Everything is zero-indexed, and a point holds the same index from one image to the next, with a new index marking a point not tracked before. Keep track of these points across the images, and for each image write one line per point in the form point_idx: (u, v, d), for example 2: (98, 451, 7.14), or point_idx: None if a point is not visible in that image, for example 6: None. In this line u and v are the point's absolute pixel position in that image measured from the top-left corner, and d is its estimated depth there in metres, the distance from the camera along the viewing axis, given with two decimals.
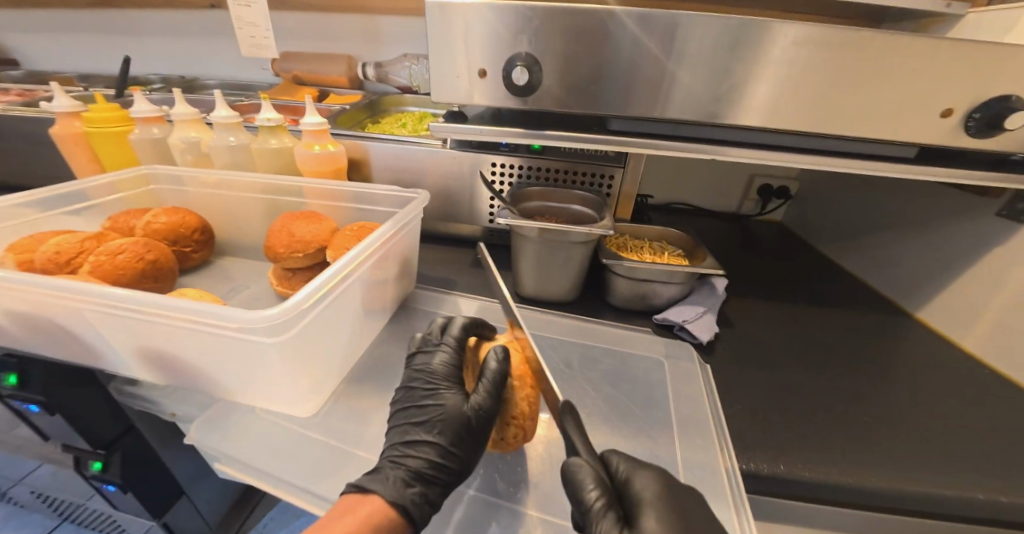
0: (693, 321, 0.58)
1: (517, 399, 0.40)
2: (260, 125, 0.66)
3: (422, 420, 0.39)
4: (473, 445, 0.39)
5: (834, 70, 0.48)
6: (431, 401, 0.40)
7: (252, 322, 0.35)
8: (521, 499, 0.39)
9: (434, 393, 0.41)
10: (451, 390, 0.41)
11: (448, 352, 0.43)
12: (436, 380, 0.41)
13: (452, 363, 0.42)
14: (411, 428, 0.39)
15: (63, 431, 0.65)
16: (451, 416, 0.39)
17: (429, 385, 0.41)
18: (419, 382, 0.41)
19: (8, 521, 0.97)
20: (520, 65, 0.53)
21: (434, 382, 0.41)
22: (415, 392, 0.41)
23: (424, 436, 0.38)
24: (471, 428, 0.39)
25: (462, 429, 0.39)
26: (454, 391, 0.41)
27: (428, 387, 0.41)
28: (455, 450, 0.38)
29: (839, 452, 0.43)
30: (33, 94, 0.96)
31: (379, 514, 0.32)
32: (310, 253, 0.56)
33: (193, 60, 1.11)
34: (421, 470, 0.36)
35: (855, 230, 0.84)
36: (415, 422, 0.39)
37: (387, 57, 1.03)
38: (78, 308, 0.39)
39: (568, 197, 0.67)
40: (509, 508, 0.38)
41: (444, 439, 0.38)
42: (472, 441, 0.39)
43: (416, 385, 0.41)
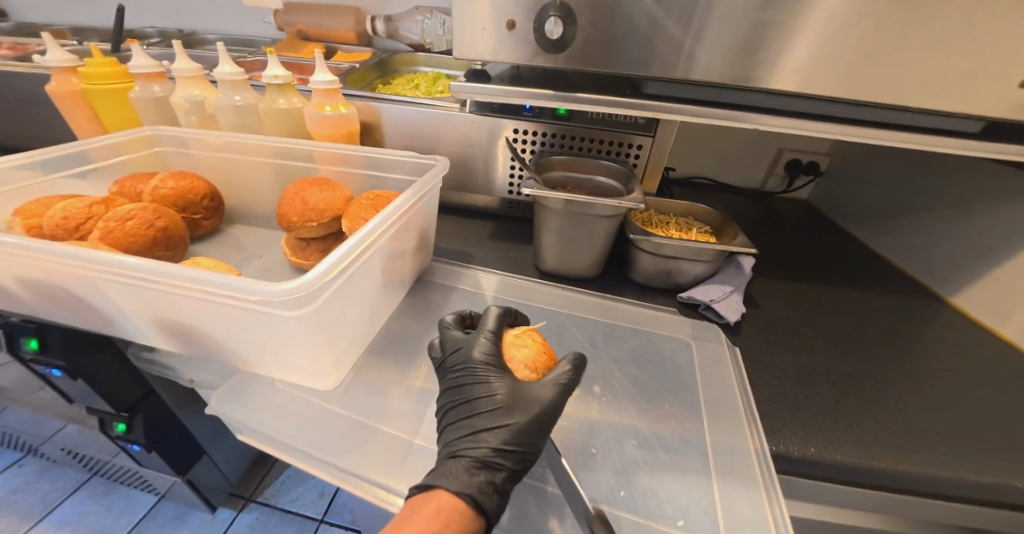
0: (720, 300, 0.56)
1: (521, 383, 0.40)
2: (268, 84, 0.62)
3: (475, 412, 0.37)
4: (535, 433, 0.36)
5: (906, 28, 0.43)
6: (480, 391, 0.38)
7: (273, 296, 0.33)
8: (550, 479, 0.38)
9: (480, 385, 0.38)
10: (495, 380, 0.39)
11: (487, 342, 0.40)
12: (480, 371, 0.39)
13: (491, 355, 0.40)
14: (464, 423, 0.37)
15: (86, 394, 0.66)
16: (506, 404, 0.37)
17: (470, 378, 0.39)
18: (465, 376, 0.39)
19: (41, 474, 1.01)
20: (554, 15, 0.48)
21: (480, 376, 0.39)
22: (460, 386, 0.39)
23: (483, 427, 0.36)
24: (530, 416, 0.36)
25: (522, 420, 0.36)
26: (500, 382, 0.39)
27: (472, 376, 0.39)
28: (519, 441, 0.36)
29: (873, 437, 0.42)
30: (27, 46, 0.91)
31: (449, 509, 0.31)
32: (325, 222, 0.53)
33: (190, 12, 1.05)
34: (485, 462, 0.35)
35: (889, 206, 0.80)
36: (465, 416, 0.38)
37: (397, 10, 0.96)
38: (87, 276, 0.38)
39: (592, 168, 0.64)
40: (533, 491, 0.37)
41: (506, 431, 0.36)
42: (533, 429, 0.36)
43: (459, 379, 0.39)
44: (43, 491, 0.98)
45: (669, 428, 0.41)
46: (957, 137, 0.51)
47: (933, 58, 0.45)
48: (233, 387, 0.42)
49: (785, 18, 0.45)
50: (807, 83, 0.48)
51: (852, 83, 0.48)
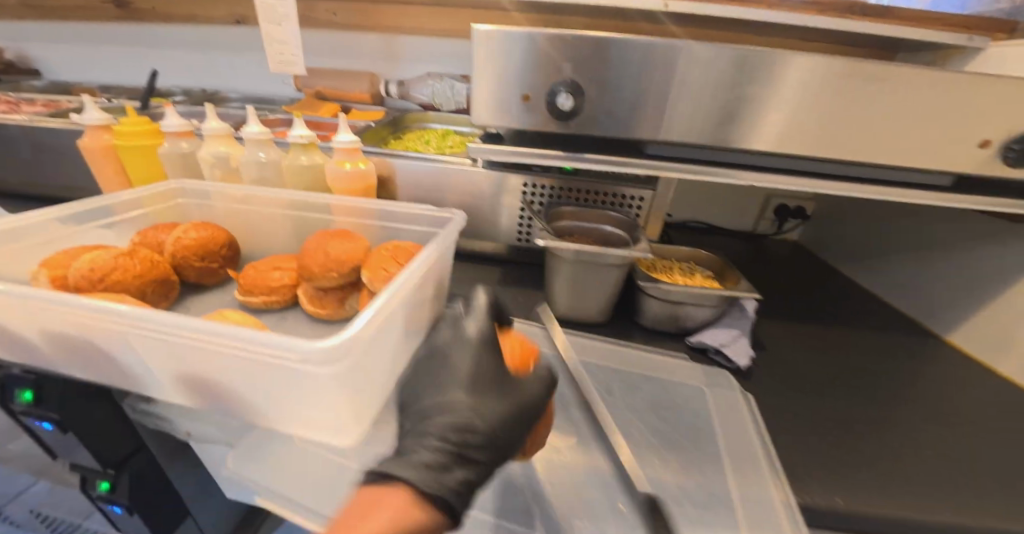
0: (730, 345, 0.57)
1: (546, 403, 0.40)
2: (293, 143, 0.66)
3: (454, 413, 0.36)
4: (512, 423, 0.37)
5: (873, 103, 0.49)
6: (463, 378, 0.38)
7: (308, 353, 0.34)
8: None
9: (459, 385, 0.38)
10: (471, 392, 0.38)
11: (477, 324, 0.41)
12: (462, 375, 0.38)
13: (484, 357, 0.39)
14: (433, 418, 0.36)
15: (74, 449, 0.62)
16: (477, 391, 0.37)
17: (456, 375, 0.39)
18: (441, 377, 0.39)
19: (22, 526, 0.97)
20: (565, 91, 0.53)
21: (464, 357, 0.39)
22: (438, 383, 0.39)
23: (461, 411, 0.36)
24: (507, 420, 0.37)
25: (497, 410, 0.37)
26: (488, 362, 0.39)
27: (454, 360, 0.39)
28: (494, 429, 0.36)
29: (894, 485, 0.42)
30: (59, 104, 0.96)
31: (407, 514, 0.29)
32: (345, 272, 0.55)
33: (214, 73, 1.12)
34: (457, 460, 0.33)
35: (876, 253, 0.84)
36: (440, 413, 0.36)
37: (409, 73, 1.04)
38: (121, 332, 0.38)
39: (599, 219, 0.68)
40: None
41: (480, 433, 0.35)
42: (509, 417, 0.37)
43: (440, 376, 0.39)
44: None
45: (693, 480, 0.41)
46: (936, 190, 0.55)
47: (904, 124, 0.50)
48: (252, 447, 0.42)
49: (767, 92, 0.50)
50: (796, 146, 0.53)
51: (836, 146, 0.53)
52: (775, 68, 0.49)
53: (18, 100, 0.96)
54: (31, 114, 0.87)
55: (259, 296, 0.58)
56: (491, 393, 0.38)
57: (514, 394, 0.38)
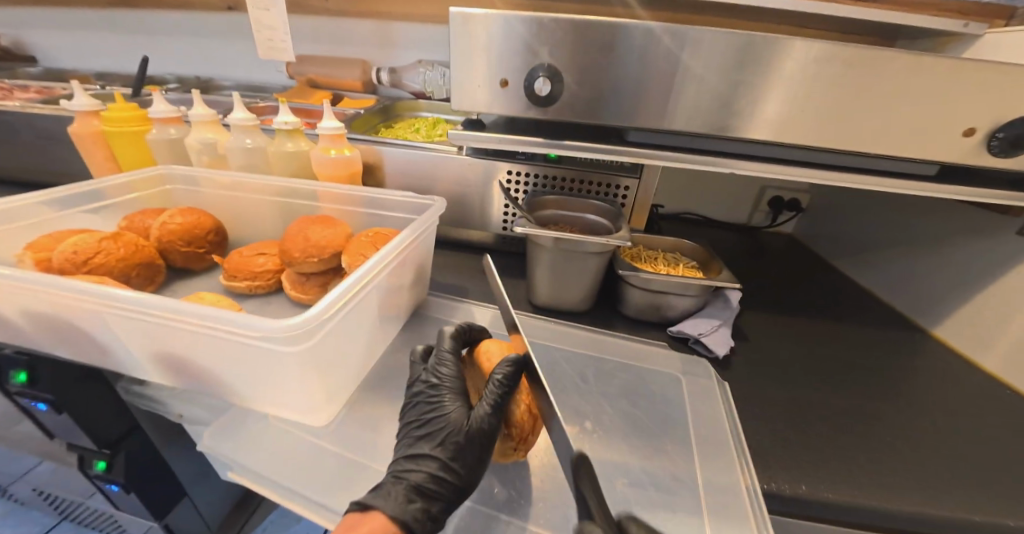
0: (709, 334, 0.57)
1: (518, 410, 0.40)
2: (278, 129, 0.67)
3: (428, 430, 0.40)
4: (475, 459, 0.39)
5: (854, 88, 0.49)
6: (435, 421, 0.40)
7: (270, 332, 0.34)
8: (527, 514, 0.38)
9: (435, 405, 0.41)
10: (455, 403, 0.41)
11: (453, 365, 0.43)
12: (441, 395, 0.42)
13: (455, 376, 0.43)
14: (415, 440, 0.40)
15: (69, 429, 0.64)
16: (446, 431, 0.39)
17: (434, 394, 0.42)
18: (423, 395, 0.42)
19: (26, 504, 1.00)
20: (544, 76, 0.53)
21: (440, 396, 0.42)
22: (417, 403, 0.42)
23: (428, 453, 0.39)
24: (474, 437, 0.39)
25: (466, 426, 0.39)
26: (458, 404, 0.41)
27: (434, 397, 0.42)
28: (460, 462, 0.39)
29: (862, 473, 0.42)
30: (53, 91, 0.97)
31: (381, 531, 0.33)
32: (326, 257, 0.56)
33: (208, 61, 1.12)
34: (423, 484, 0.37)
35: (868, 246, 0.83)
36: (418, 434, 0.40)
37: (401, 61, 1.03)
38: (94, 311, 0.39)
39: (583, 207, 0.67)
40: (507, 515, 0.38)
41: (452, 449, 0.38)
42: (474, 454, 0.39)
43: (419, 395, 0.42)
44: None
45: (660, 466, 0.41)
46: (921, 180, 0.54)
47: (886, 111, 0.49)
48: (232, 423, 0.43)
49: (747, 78, 0.50)
50: (775, 133, 0.53)
51: (819, 133, 0.52)
52: (756, 52, 0.48)
53: (13, 87, 0.96)
54: (25, 100, 0.88)
55: (243, 281, 0.59)
56: (461, 407, 0.41)
57: (485, 408, 0.40)
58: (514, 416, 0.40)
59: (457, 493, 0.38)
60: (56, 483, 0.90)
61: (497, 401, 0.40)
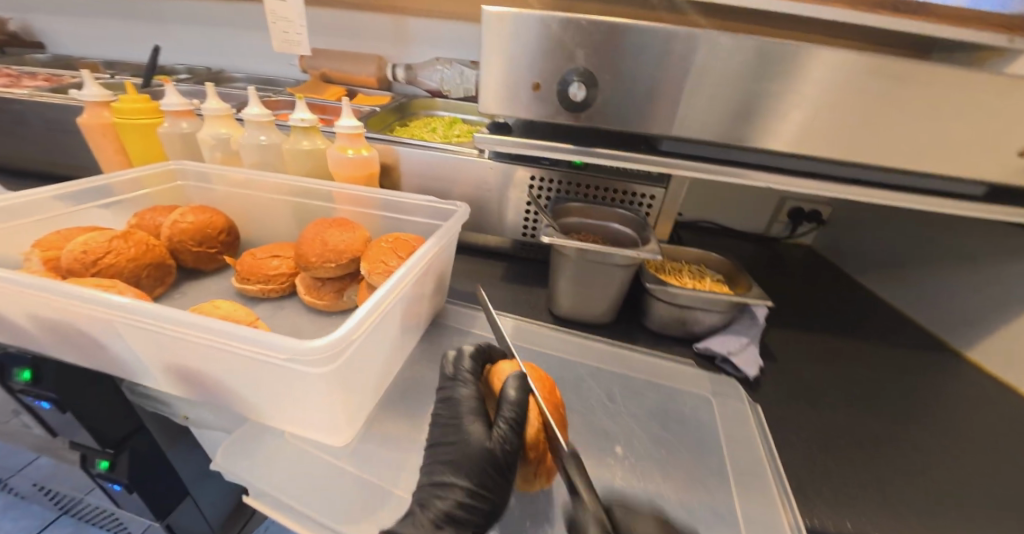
0: (738, 353, 0.55)
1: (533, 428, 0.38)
2: (294, 126, 0.64)
3: (449, 455, 0.38)
4: (503, 482, 0.37)
5: (905, 104, 0.46)
6: (457, 444, 0.38)
7: (297, 352, 0.32)
8: None
9: (457, 427, 0.39)
10: (475, 422, 0.38)
11: (471, 384, 0.41)
12: (461, 417, 0.39)
13: (476, 396, 0.40)
14: (438, 467, 0.37)
15: (72, 428, 0.62)
16: (468, 456, 0.36)
17: (455, 416, 0.39)
18: (447, 418, 0.39)
19: (26, 498, 0.99)
20: (577, 81, 0.50)
21: (461, 417, 0.39)
22: (439, 426, 0.39)
23: (452, 478, 0.36)
24: (498, 463, 0.37)
25: (489, 451, 0.37)
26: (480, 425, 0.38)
27: (453, 418, 0.39)
28: (485, 487, 0.36)
29: (907, 509, 0.40)
30: (61, 79, 0.94)
31: None
32: (344, 263, 0.54)
33: (219, 51, 1.09)
34: (451, 515, 0.34)
35: (895, 261, 0.81)
36: (441, 460, 0.38)
37: (417, 58, 1.01)
38: (108, 321, 0.37)
39: (607, 216, 0.65)
40: None
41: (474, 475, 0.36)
42: (500, 479, 0.37)
43: (440, 418, 0.39)
44: (8, 528, 0.99)
45: (696, 497, 0.39)
46: (965, 200, 0.52)
47: (936, 129, 0.47)
48: (244, 441, 0.41)
49: (791, 90, 0.47)
50: (817, 148, 0.50)
51: (864, 149, 0.50)
52: (805, 64, 0.46)
53: (20, 74, 0.94)
54: (33, 88, 0.86)
55: (256, 284, 0.57)
56: (482, 428, 0.38)
57: (504, 429, 0.37)
58: (529, 435, 0.38)
59: (485, 517, 0.36)
60: (56, 479, 0.88)
61: (514, 419, 0.37)
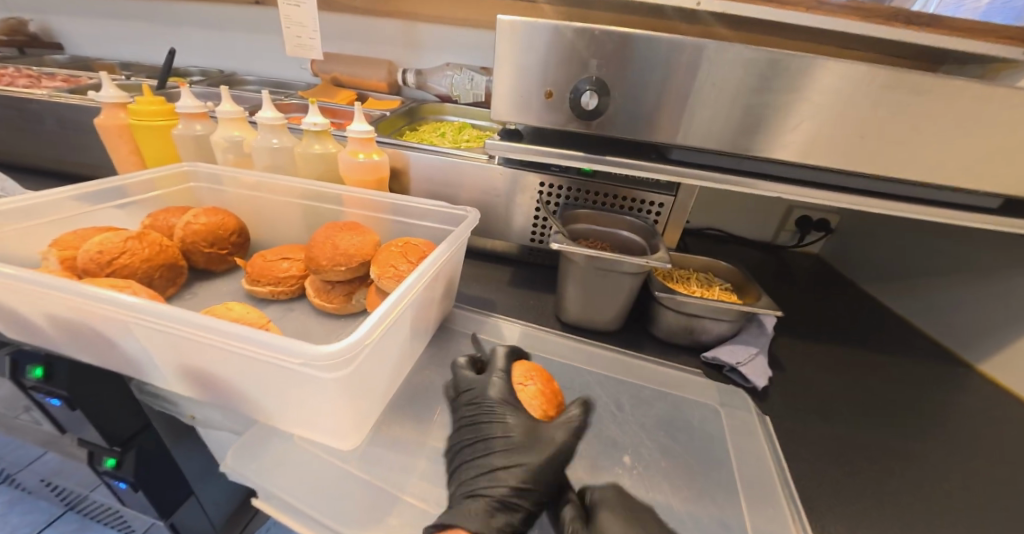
0: (747, 363, 0.55)
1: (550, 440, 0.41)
2: (306, 130, 0.65)
3: (486, 446, 0.40)
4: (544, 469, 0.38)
5: (919, 117, 0.46)
6: (494, 434, 0.40)
7: (311, 356, 0.32)
8: None
9: (488, 418, 0.41)
10: (506, 412, 0.42)
11: (499, 381, 0.44)
12: (494, 410, 0.42)
13: (503, 389, 0.43)
14: (479, 458, 0.39)
15: (80, 425, 0.62)
16: (507, 443, 0.39)
17: (484, 408, 0.42)
18: (480, 414, 0.41)
19: (34, 493, 1.00)
20: (589, 89, 0.50)
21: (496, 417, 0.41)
22: (469, 422, 0.41)
23: (496, 464, 0.38)
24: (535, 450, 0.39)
25: (522, 437, 0.40)
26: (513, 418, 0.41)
27: (480, 413, 0.42)
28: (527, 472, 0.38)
29: (920, 526, 0.40)
30: (79, 80, 0.96)
31: None
32: (354, 267, 0.54)
33: (232, 54, 1.11)
34: (503, 499, 0.36)
35: (906, 273, 0.80)
36: (479, 451, 0.39)
37: (427, 63, 1.02)
38: (124, 321, 0.37)
39: (615, 223, 0.65)
40: None
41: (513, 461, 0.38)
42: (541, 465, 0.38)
43: (470, 413, 0.42)
44: (14, 523, 1.00)
45: (705, 510, 0.39)
46: (979, 212, 0.52)
47: (951, 142, 0.47)
48: (253, 443, 0.41)
49: (804, 101, 0.47)
50: (829, 159, 0.50)
51: (877, 160, 0.49)
52: (818, 76, 0.46)
53: (39, 74, 0.96)
54: (51, 89, 0.88)
55: (266, 286, 0.57)
56: (513, 418, 0.41)
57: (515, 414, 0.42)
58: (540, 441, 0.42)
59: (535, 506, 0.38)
60: (63, 474, 0.89)
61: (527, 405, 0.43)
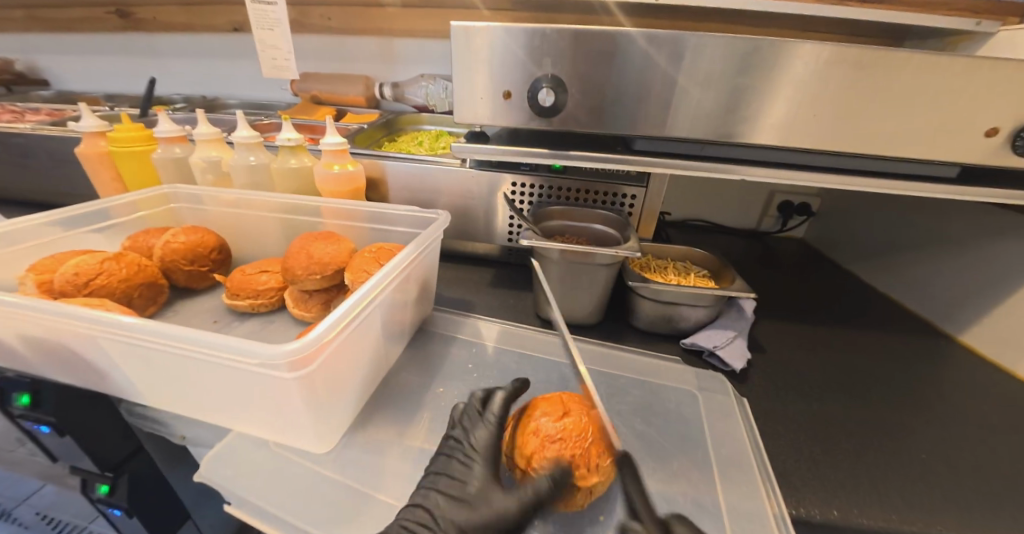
0: (724, 346, 0.55)
1: None
2: (281, 146, 0.67)
3: (445, 489, 0.37)
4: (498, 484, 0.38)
5: (869, 91, 0.47)
6: (460, 483, 0.37)
7: (272, 356, 0.33)
8: None
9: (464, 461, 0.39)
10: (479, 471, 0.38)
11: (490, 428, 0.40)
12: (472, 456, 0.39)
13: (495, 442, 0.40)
14: (440, 489, 0.37)
15: (71, 453, 0.60)
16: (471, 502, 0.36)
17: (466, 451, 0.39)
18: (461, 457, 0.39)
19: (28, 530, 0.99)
20: (547, 86, 0.52)
21: (476, 425, 0.41)
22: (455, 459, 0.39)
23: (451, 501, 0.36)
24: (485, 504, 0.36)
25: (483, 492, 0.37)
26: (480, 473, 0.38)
27: (462, 459, 0.39)
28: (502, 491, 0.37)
29: (898, 496, 0.39)
30: (63, 113, 0.98)
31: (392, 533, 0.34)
32: (329, 275, 0.55)
33: (213, 80, 1.14)
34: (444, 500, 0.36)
35: (885, 249, 0.81)
36: (444, 487, 0.37)
37: (403, 75, 1.04)
38: (93, 335, 0.38)
39: (590, 217, 0.66)
40: None
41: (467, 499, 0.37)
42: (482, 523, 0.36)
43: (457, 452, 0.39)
44: None
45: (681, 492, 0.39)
46: (939, 182, 0.53)
47: (906, 113, 0.47)
48: (228, 452, 0.41)
49: (757, 86, 0.49)
50: (789, 138, 0.51)
51: (833, 137, 0.50)
52: (767, 56, 0.47)
53: (25, 110, 0.98)
54: (35, 123, 0.90)
55: (246, 299, 0.58)
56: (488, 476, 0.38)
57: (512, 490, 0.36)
58: None
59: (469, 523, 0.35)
60: (60, 507, 0.89)
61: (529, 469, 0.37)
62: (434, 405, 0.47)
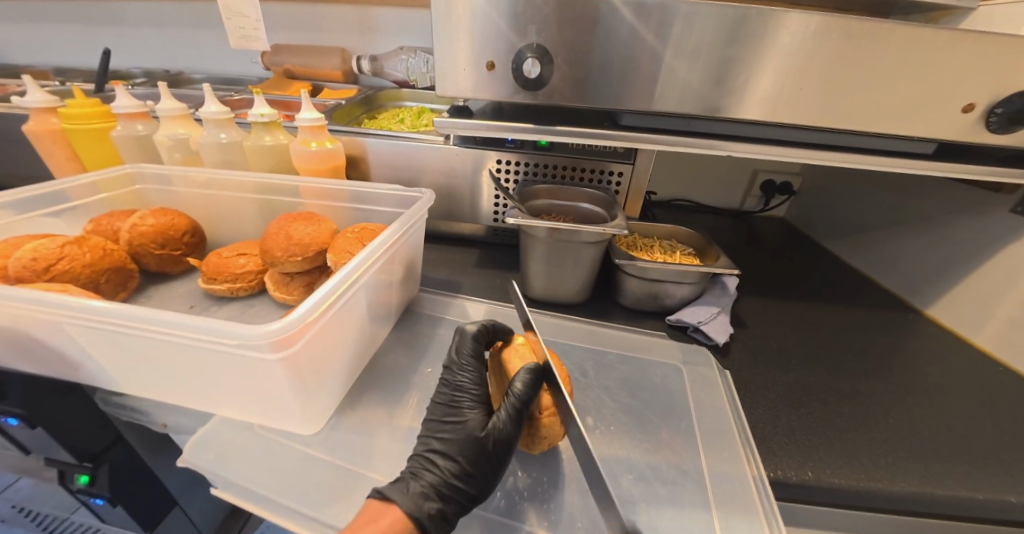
0: (708, 322, 0.56)
1: None
2: (253, 122, 0.63)
3: (445, 433, 0.39)
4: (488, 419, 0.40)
5: (852, 64, 0.47)
6: (455, 427, 0.39)
7: (252, 337, 0.32)
8: (526, 517, 0.37)
9: (457, 409, 0.41)
10: (474, 413, 0.40)
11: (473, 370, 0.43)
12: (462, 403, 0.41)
13: (479, 384, 0.42)
14: (433, 438, 0.39)
15: (45, 445, 0.57)
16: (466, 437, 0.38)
17: (456, 401, 0.41)
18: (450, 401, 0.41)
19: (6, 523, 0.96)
20: (532, 57, 0.50)
21: (463, 369, 0.43)
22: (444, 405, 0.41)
23: (444, 449, 0.38)
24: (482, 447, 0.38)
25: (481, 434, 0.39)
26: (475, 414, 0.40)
27: (452, 402, 0.41)
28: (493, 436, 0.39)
29: (867, 457, 0.42)
30: (8, 88, 0.91)
31: (401, 523, 0.32)
32: (310, 256, 0.53)
33: (176, 52, 1.07)
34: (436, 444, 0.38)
35: (861, 225, 0.83)
36: (438, 433, 0.39)
37: (382, 48, 0.99)
38: (58, 321, 0.36)
39: (576, 196, 0.65)
40: (522, 523, 0.36)
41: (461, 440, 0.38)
42: (484, 464, 0.37)
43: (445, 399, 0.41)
44: None
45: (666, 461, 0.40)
46: (915, 158, 0.54)
47: (887, 86, 0.48)
48: (210, 436, 0.41)
49: (743, 57, 0.48)
50: (773, 112, 0.51)
51: (815, 110, 0.50)
52: (754, 25, 0.46)
53: None
54: None
55: (222, 283, 0.55)
56: (481, 414, 0.40)
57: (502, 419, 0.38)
58: None
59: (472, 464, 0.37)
60: (38, 499, 0.87)
61: (519, 404, 0.38)
62: (422, 385, 0.47)
